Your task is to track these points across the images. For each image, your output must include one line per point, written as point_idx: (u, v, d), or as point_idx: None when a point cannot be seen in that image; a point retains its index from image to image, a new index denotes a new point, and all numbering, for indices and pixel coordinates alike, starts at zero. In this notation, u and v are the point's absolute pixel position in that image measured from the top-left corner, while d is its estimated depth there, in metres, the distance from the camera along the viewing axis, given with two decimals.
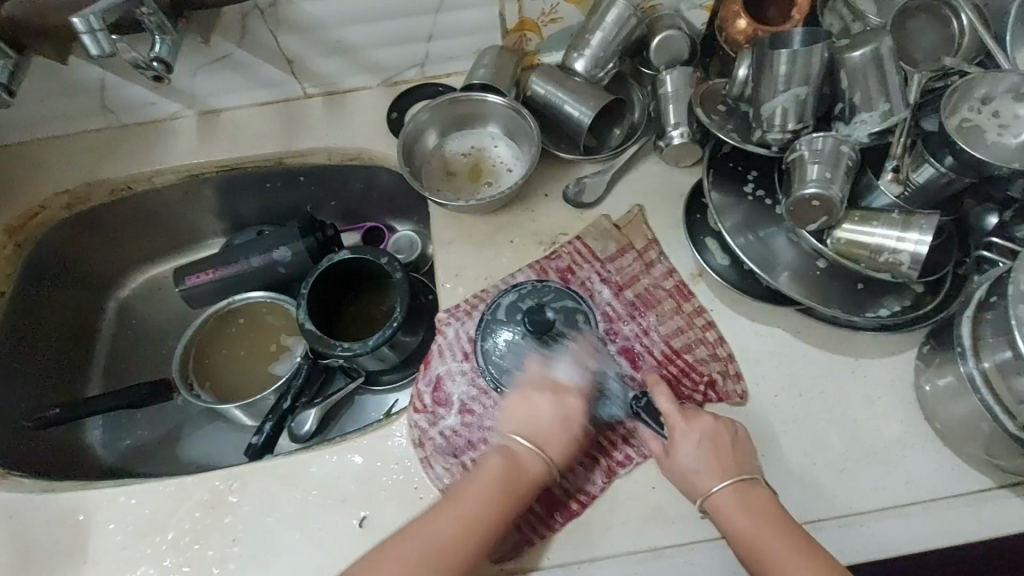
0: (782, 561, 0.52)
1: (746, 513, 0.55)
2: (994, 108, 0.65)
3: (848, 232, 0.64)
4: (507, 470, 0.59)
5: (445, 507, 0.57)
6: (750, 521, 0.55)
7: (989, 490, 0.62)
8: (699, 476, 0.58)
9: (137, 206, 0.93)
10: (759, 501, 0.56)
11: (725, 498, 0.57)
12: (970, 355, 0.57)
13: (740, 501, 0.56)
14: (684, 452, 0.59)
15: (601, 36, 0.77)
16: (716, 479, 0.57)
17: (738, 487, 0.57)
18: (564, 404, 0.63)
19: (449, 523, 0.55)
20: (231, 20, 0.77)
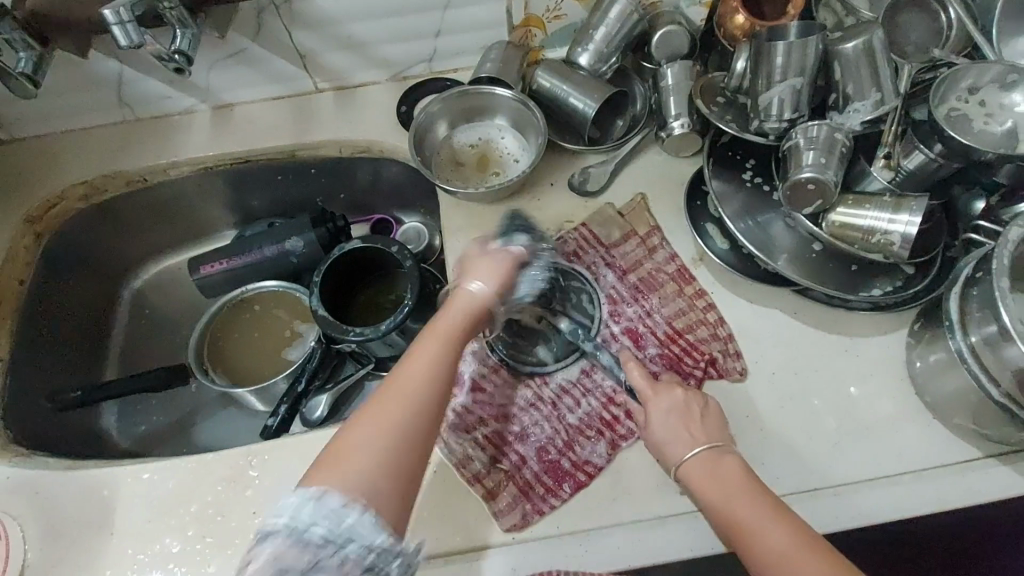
0: (761, 525, 0.54)
1: (716, 479, 0.58)
2: (980, 97, 0.68)
3: (842, 215, 0.67)
4: (461, 310, 0.62)
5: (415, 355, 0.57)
6: (715, 484, 0.58)
7: (978, 460, 0.65)
8: (669, 446, 0.62)
9: (153, 197, 0.95)
10: (731, 469, 0.58)
11: (696, 463, 0.60)
12: (958, 329, 0.60)
13: (711, 468, 0.59)
14: (656, 423, 0.63)
15: (604, 31, 0.80)
16: (687, 448, 0.61)
17: (707, 453, 0.60)
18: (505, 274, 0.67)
19: (425, 359, 0.56)
20: (247, 16, 0.80)
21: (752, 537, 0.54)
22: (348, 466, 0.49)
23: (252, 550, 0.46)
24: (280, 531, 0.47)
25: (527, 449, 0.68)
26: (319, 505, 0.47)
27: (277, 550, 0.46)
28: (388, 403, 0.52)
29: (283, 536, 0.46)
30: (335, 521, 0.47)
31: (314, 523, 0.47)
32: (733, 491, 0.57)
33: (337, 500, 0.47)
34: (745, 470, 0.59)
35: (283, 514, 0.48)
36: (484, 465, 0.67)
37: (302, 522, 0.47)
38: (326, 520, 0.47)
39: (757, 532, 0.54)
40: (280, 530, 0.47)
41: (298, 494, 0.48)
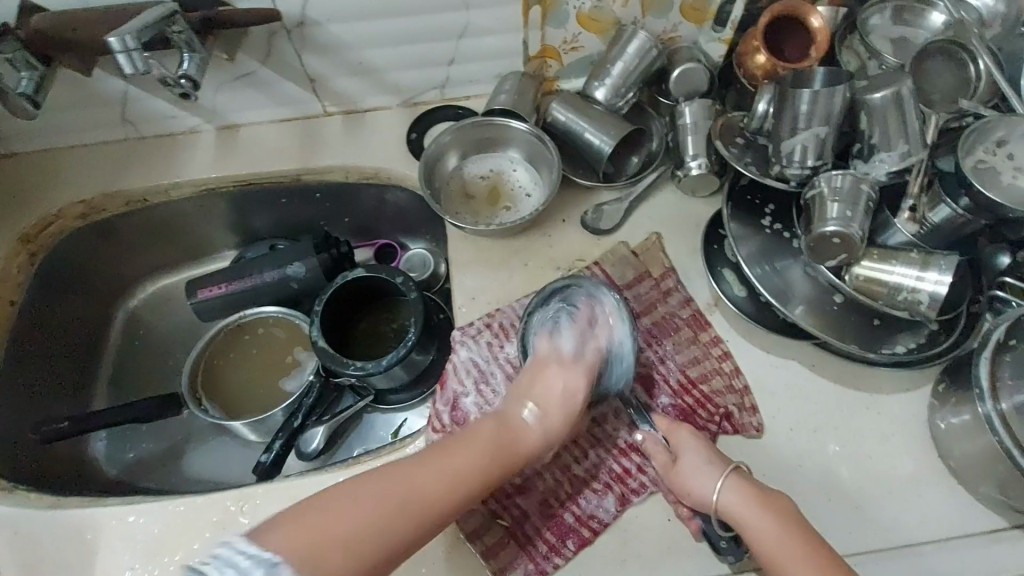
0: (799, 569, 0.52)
1: (771, 521, 0.55)
2: (1009, 150, 0.66)
3: (867, 268, 0.65)
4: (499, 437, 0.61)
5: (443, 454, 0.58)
6: (749, 517, 0.56)
7: (1002, 530, 0.62)
8: (702, 481, 0.60)
9: (153, 218, 0.93)
10: (773, 516, 0.56)
11: (726, 497, 0.58)
12: (988, 396, 0.57)
13: (757, 510, 0.56)
14: (688, 467, 0.61)
15: (621, 67, 0.78)
16: (715, 483, 0.59)
17: (736, 488, 0.58)
18: (570, 376, 0.66)
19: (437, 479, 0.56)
20: (256, 39, 0.78)
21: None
22: (320, 536, 0.49)
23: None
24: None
25: (530, 503, 0.65)
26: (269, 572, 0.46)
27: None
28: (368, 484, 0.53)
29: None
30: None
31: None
32: (791, 534, 0.54)
33: (288, 575, 0.47)
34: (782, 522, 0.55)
35: (223, 569, 0.46)
36: (484, 520, 0.64)
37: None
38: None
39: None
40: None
41: (250, 553, 0.47)
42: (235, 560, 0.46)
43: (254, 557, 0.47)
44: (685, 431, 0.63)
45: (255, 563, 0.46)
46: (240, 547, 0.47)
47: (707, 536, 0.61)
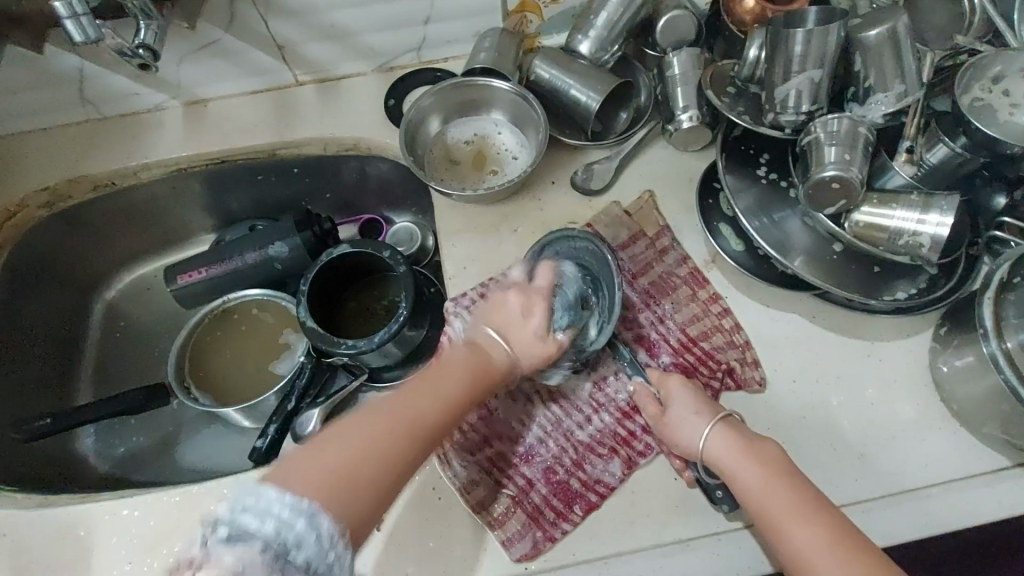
0: (793, 525, 0.50)
1: (752, 466, 0.54)
2: (1006, 86, 0.64)
3: (867, 214, 0.63)
4: (473, 360, 0.60)
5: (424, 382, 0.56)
6: (735, 460, 0.55)
7: (1007, 469, 0.63)
8: (686, 427, 0.59)
9: (124, 203, 0.89)
10: (760, 465, 0.54)
11: (711, 442, 0.57)
12: (993, 336, 0.56)
13: (740, 456, 0.55)
14: (676, 414, 0.60)
15: (605, 17, 0.74)
16: (702, 426, 0.58)
17: (723, 436, 0.57)
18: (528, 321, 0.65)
19: (431, 396, 0.55)
20: (217, 4, 0.73)
21: (774, 527, 0.50)
22: (318, 469, 0.47)
23: (210, 554, 0.39)
24: (257, 539, 0.40)
25: (533, 471, 0.64)
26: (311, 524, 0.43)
27: (236, 561, 0.39)
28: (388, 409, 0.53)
29: (254, 548, 0.40)
30: (317, 539, 0.42)
31: (298, 544, 0.41)
32: (772, 483, 0.52)
33: (326, 525, 0.43)
34: (771, 470, 0.53)
35: (263, 519, 0.41)
36: (488, 491, 0.63)
37: (285, 537, 0.41)
38: (314, 540, 0.42)
39: (789, 532, 0.50)
40: (256, 538, 0.40)
41: (289, 503, 0.43)
42: (272, 510, 0.42)
43: (293, 507, 0.43)
44: (676, 381, 0.62)
45: (295, 514, 0.42)
46: (275, 497, 0.43)
47: (703, 485, 0.60)
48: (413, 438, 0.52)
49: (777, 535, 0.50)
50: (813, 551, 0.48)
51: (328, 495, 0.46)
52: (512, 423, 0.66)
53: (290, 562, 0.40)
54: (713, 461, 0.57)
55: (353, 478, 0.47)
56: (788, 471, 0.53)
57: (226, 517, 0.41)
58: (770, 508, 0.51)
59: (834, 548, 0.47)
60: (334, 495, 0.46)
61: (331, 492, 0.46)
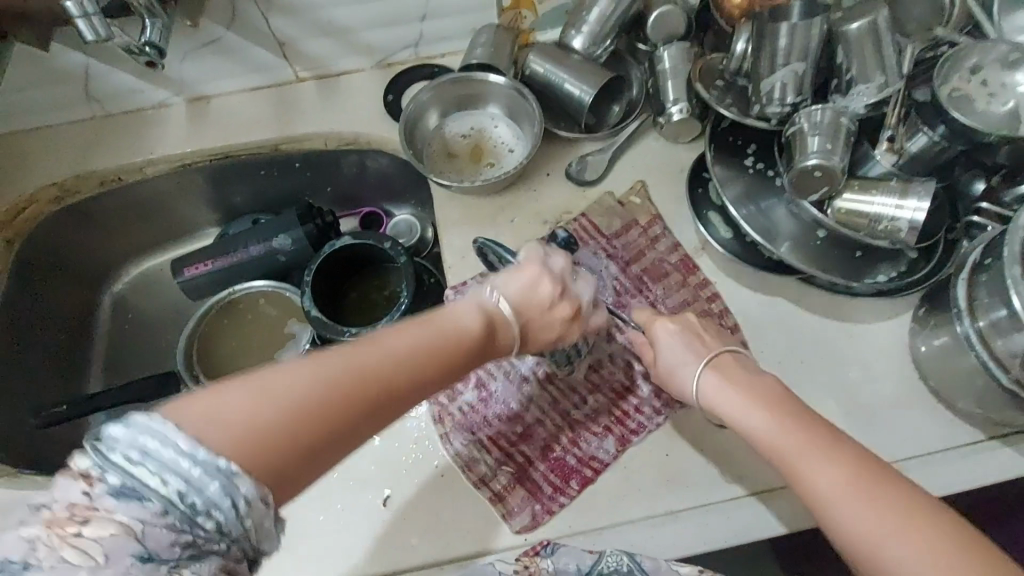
0: (810, 462, 0.49)
1: (759, 409, 0.54)
2: (983, 76, 0.67)
3: (848, 201, 0.66)
4: (460, 333, 0.53)
5: (398, 333, 0.49)
6: (733, 403, 0.57)
7: (981, 442, 0.66)
8: (682, 367, 0.61)
9: (130, 198, 0.91)
10: (767, 410, 0.54)
11: (707, 380, 0.59)
12: (966, 315, 0.60)
13: (745, 400, 0.56)
14: (666, 347, 0.63)
15: (598, 12, 0.77)
16: (695, 364, 0.61)
17: (712, 377, 0.59)
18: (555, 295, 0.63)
19: (397, 349, 0.48)
20: (220, 2, 0.75)
21: (793, 463, 0.50)
22: (271, 393, 0.41)
23: (99, 504, 0.35)
24: (154, 499, 0.35)
25: (532, 449, 0.67)
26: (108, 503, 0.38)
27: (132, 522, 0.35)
28: (361, 350, 0.45)
29: (151, 509, 0.35)
30: (232, 506, 0.37)
31: (209, 510, 0.36)
32: (778, 421, 0.53)
33: (246, 488, 0.37)
34: (770, 409, 0.54)
35: (162, 479, 0.36)
36: (489, 468, 0.66)
37: (192, 502, 0.36)
38: (228, 507, 0.37)
39: (805, 469, 0.49)
40: (151, 499, 0.35)
41: (200, 460, 0.36)
42: (177, 466, 0.36)
43: (203, 465, 0.36)
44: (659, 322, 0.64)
45: (207, 474, 0.36)
46: (180, 448, 0.36)
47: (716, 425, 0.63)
48: (359, 390, 0.44)
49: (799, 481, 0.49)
50: (829, 488, 0.47)
51: (249, 452, 0.38)
52: (511, 402, 0.69)
53: (200, 529, 0.36)
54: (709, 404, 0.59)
55: (285, 427, 0.40)
56: (800, 411, 0.53)
57: (122, 457, 0.36)
58: (787, 452, 0.51)
59: (859, 488, 0.46)
60: (266, 460, 0.39)
61: (232, 416, 0.39)
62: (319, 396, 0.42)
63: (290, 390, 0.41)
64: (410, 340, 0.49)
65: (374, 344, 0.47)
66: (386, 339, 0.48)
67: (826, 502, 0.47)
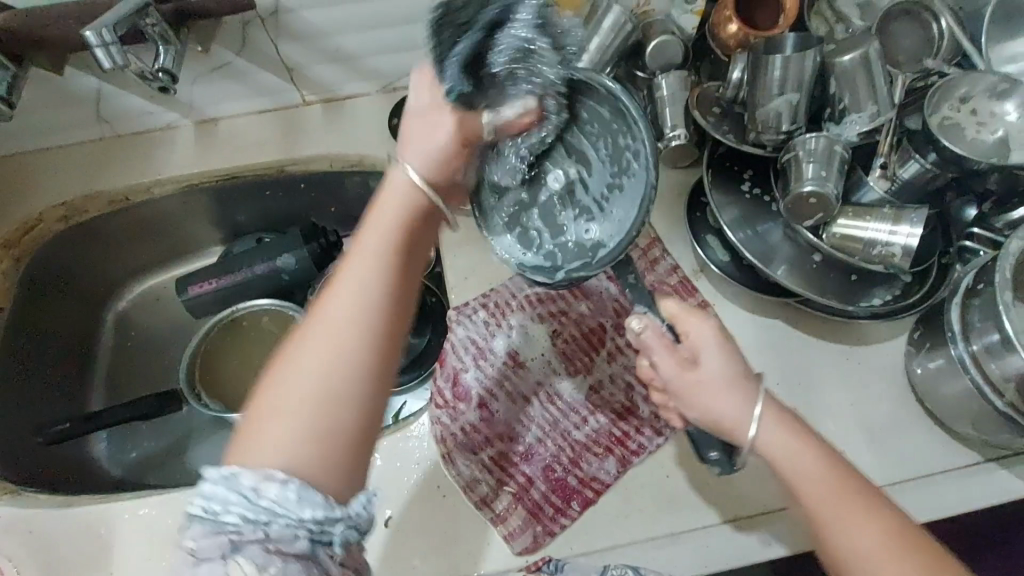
0: (851, 530, 0.47)
1: (805, 455, 0.50)
2: (972, 105, 0.69)
3: (844, 226, 0.67)
4: (412, 216, 0.50)
5: (339, 286, 0.46)
6: (786, 457, 0.50)
7: (977, 463, 0.67)
8: (721, 391, 0.52)
9: (137, 217, 0.92)
10: (825, 469, 0.49)
11: (771, 437, 0.51)
12: (960, 339, 0.61)
13: (791, 442, 0.50)
14: (710, 362, 0.52)
15: (598, 43, 0.77)
16: (748, 405, 0.51)
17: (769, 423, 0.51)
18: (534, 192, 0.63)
19: (370, 287, 0.45)
20: (231, 29, 0.78)
21: (827, 526, 0.48)
22: (269, 421, 0.42)
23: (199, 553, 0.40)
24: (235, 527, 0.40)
25: (533, 470, 0.68)
26: (234, 484, 0.40)
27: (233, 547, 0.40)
28: (328, 321, 0.44)
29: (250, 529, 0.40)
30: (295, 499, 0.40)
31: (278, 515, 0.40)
32: (827, 476, 0.49)
33: (297, 489, 0.40)
34: (826, 459, 0.50)
35: (229, 507, 0.40)
36: (490, 488, 0.66)
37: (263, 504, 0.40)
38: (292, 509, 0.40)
39: (845, 537, 0.47)
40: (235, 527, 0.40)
41: (251, 495, 0.40)
42: (232, 499, 0.40)
43: (240, 496, 0.40)
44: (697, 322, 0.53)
45: (280, 495, 0.40)
46: (234, 486, 0.40)
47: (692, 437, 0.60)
48: (368, 343, 0.44)
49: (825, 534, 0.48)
50: (866, 553, 0.46)
51: (309, 469, 0.42)
52: (513, 422, 0.70)
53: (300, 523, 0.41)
54: (730, 428, 0.52)
55: (320, 427, 0.42)
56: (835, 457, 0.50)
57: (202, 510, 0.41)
58: (828, 516, 0.48)
59: (899, 555, 0.46)
60: (310, 461, 0.42)
61: (275, 460, 0.41)
62: (333, 373, 0.43)
63: (298, 390, 0.42)
64: (393, 219, 0.49)
65: (335, 288, 0.45)
66: (349, 277, 0.46)
67: (856, 562, 0.47)
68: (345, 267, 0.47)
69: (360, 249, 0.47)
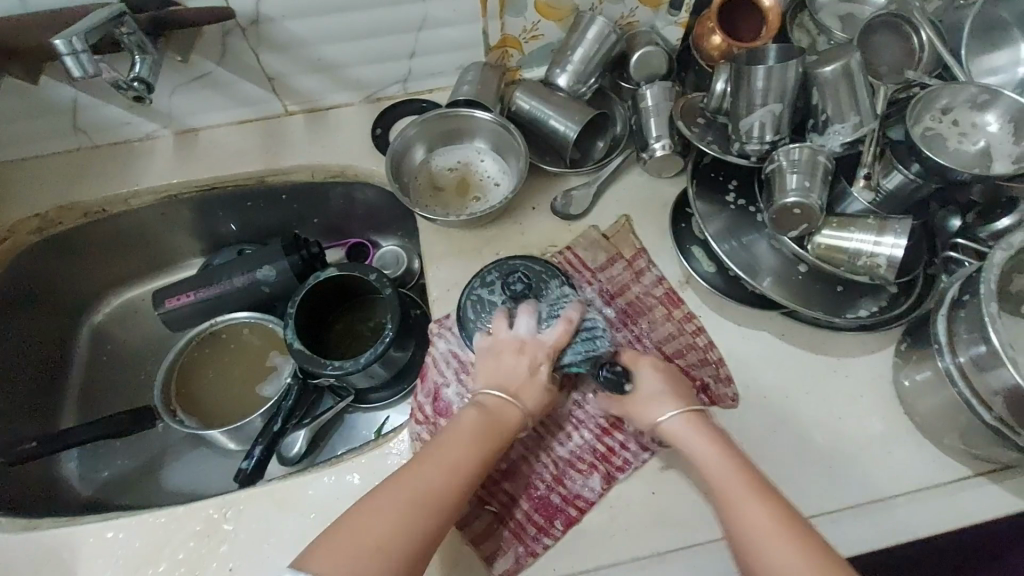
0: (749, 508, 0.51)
1: (706, 445, 0.58)
2: (953, 117, 0.69)
3: (827, 237, 0.67)
4: (484, 419, 0.59)
5: (431, 453, 0.55)
6: (699, 444, 0.58)
7: (968, 478, 0.66)
8: (656, 401, 0.62)
9: (113, 229, 0.91)
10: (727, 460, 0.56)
11: (673, 425, 0.60)
12: (947, 350, 0.60)
13: (706, 437, 0.58)
14: (644, 378, 0.63)
15: (582, 53, 0.79)
16: (669, 407, 0.61)
17: (688, 421, 0.60)
18: (529, 358, 0.63)
19: (444, 474, 0.54)
20: (211, 39, 0.77)
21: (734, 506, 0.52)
22: (351, 539, 0.48)
23: None
24: None
25: (515, 487, 0.66)
26: None
27: None
28: (416, 472, 0.53)
29: None
30: None
31: None
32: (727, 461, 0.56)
33: None
34: (728, 452, 0.57)
35: None
36: (471, 507, 0.65)
37: None
38: None
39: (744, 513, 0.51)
40: None
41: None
42: None
43: None
44: (649, 363, 0.65)
45: None
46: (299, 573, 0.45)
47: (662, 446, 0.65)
48: (437, 510, 0.51)
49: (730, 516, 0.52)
50: (762, 527, 0.50)
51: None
52: None
53: None
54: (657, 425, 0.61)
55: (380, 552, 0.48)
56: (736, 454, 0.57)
57: None
58: (734, 495, 0.53)
59: (783, 519, 0.50)
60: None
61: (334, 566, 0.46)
62: (411, 523, 0.50)
63: (388, 519, 0.49)
64: (468, 448, 0.56)
65: (433, 453, 0.55)
66: (435, 456, 0.55)
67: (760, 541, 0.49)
68: (440, 446, 0.56)
69: (444, 437, 0.57)
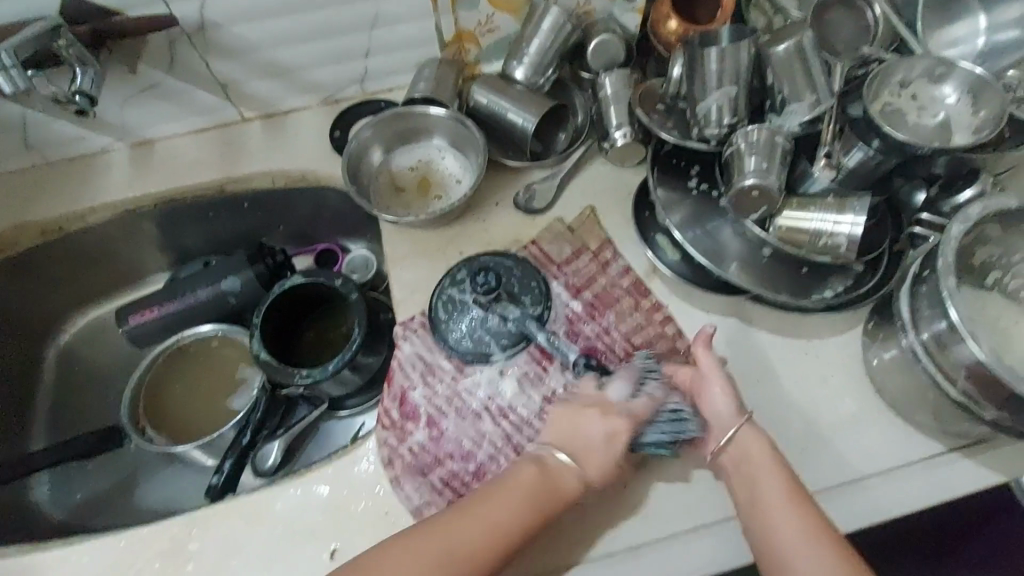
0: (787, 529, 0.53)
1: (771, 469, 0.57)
2: (912, 90, 0.68)
3: (788, 218, 0.67)
4: (541, 483, 0.58)
5: (465, 515, 0.56)
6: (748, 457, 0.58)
7: (942, 454, 0.65)
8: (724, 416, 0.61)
9: (72, 248, 0.88)
10: (774, 464, 0.57)
11: (745, 438, 0.59)
12: (910, 328, 0.60)
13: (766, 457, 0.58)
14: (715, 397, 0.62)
15: (538, 44, 0.77)
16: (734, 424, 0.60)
17: (756, 438, 0.59)
18: (610, 422, 0.61)
19: (470, 539, 0.55)
20: (157, 48, 0.75)
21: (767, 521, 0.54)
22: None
23: None
24: None
25: None
26: None
27: None
28: (434, 532, 0.55)
29: None
30: None
31: None
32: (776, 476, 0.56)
33: None
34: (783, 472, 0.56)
35: None
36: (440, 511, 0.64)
37: None
38: None
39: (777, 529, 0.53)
40: None
41: None
42: None
43: None
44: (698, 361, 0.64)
45: None
46: None
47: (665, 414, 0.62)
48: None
49: (767, 526, 0.54)
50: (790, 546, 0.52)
51: None
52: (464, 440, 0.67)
53: None
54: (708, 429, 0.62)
55: None
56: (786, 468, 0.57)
57: None
58: (767, 510, 0.55)
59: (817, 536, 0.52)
60: None
61: None
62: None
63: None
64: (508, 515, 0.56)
65: (466, 511, 0.56)
66: (459, 516, 0.56)
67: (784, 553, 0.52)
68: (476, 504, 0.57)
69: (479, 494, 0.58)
